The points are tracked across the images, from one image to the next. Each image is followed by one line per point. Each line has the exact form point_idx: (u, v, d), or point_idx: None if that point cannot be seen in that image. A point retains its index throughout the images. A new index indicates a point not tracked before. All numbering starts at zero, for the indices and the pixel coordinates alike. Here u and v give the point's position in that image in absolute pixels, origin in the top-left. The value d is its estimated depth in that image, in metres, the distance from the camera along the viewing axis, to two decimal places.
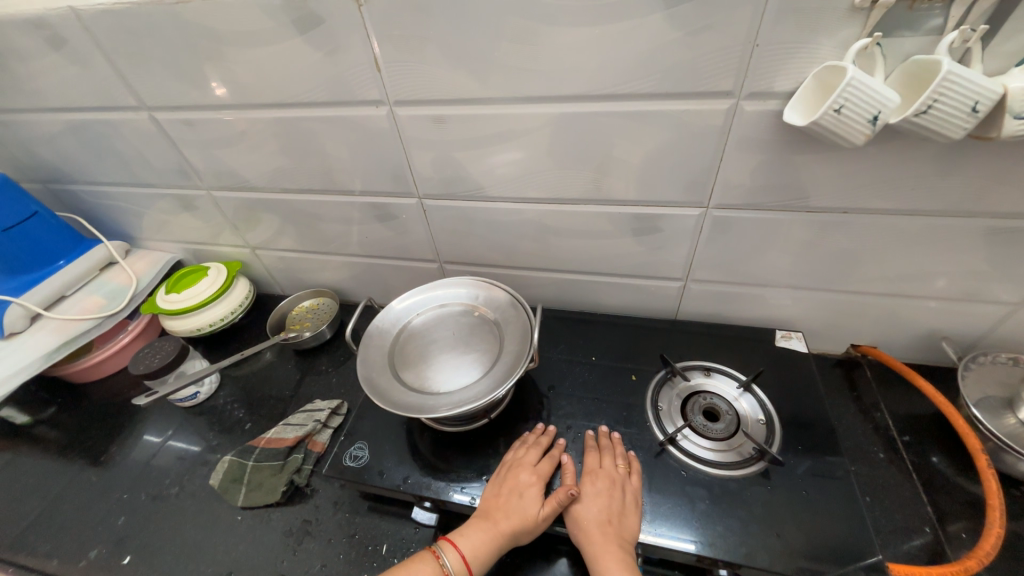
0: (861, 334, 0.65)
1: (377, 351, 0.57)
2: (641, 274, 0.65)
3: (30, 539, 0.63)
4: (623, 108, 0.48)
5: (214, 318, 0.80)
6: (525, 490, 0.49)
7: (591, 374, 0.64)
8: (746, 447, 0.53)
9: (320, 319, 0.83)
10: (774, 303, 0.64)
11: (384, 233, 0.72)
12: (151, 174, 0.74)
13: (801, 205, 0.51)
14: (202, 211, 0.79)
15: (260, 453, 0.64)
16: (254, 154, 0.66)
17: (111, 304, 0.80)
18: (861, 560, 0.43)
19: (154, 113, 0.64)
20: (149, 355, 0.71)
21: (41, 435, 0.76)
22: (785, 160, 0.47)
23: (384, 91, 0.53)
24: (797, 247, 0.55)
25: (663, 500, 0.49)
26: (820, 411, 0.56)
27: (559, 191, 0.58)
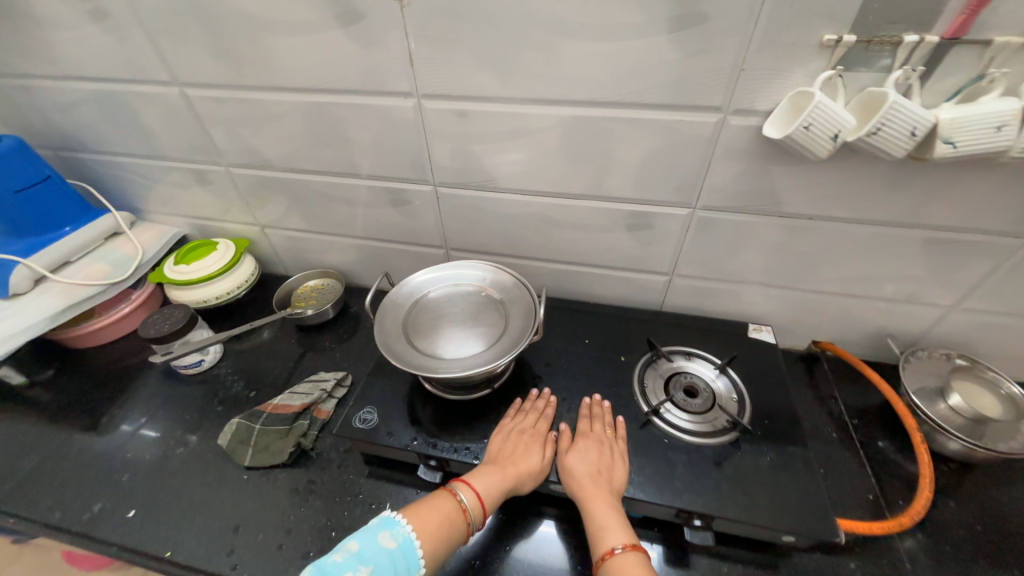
0: (821, 330, 0.73)
1: (391, 321, 0.61)
2: (632, 268, 0.72)
3: (30, 493, 0.64)
4: (628, 115, 0.54)
5: (219, 291, 0.82)
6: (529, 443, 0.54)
7: (583, 355, 0.70)
8: (720, 420, 0.59)
9: (324, 298, 0.87)
10: (747, 300, 0.72)
11: (395, 217, 0.77)
12: (171, 147, 0.77)
13: (775, 209, 0.59)
14: (215, 187, 0.82)
15: (268, 417, 0.67)
16: (278, 134, 0.70)
17: (117, 272, 0.81)
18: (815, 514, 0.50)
19: (184, 89, 0.67)
20: (159, 321, 0.73)
21: (38, 396, 0.76)
22: (762, 169, 0.55)
23: (414, 84, 0.58)
24: (770, 248, 0.63)
25: (648, 463, 0.55)
26: (783, 393, 0.64)
27: (564, 186, 0.64)
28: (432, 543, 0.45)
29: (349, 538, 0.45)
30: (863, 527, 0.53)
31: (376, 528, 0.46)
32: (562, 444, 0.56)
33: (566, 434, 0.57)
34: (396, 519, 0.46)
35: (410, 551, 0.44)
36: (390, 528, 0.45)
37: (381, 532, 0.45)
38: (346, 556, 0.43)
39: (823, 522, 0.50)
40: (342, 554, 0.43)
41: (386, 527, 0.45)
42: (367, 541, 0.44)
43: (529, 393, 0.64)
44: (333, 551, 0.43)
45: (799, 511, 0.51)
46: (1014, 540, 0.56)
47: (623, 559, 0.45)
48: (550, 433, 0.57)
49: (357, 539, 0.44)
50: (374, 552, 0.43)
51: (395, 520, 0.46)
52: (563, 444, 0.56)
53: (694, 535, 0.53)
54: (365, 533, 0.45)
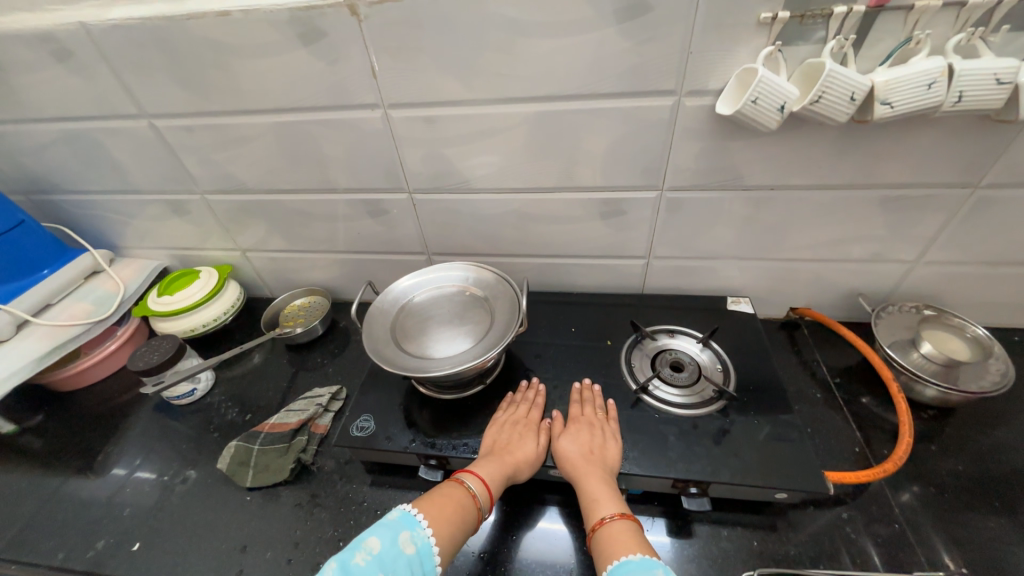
0: (797, 297, 0.76)
1: (379, 328, 0.62)
2: (610, 254, 0.74)
3: (30, 538, 0.63)
4: (589, 106, 0.57)
5: (208, 318, 0.83)
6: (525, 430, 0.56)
7: (571, 343, 0.71)
8: (707, 390, 0.61)
9: (312, 315, 0.87)
10: (724, 274, 0.74)
11: (374, 227, 0.78)
12: (145, 180, 0.77)
13: (738, 184, 0.61)
14: (193, 216, 0.83)
15: (266, 437, 0.67)
16: (252, 157, 0.71)
17: (100, 310, 0.81)
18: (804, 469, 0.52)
19: (153, 120, 0.68)
20: (148, 353, 0.72)
21: (30, 442, 0.76)
22: (721, 146, 0.58)
23: (380, 95, 0.60)
24: (738, 221, 0.66)
25: (641, 438, 0.56)
26: (765, 360, 0.66)
27: (536, 181, 0.66)
28: (448, 530, 0.46)
29: (369, 536, 0.44)
30: (854, 477, 0.54)
31: (396, 527, 0.45)
32: (555, 429, 0.57)
33: (559, 419, 0.59)
34: (416, 519, 0.46)
35: (428, 556, 0.44)
36: (411, 529, 0.45)
37: (402, 534, 0.44)
38: (368, 559, 0.42)
39: (812, 476, 0.52)
40: (363, 556, 0.42)
41: (407, 528, 0.45)
42: (388, 543, 0.43)
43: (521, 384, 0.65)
44: (354, 550, 0.43)
45: (789, 469, 0.53)
46: (995, 476, 0.59)
47: (612, 526, 0.46)
48: (543, 420, 0.59)
49: (379, 539, 0.44)
50: (395, 557, 0.43)
51: (416, 520, 0.45)
52: (557, 429, 0.57)
53: (692, 503, 0.55)
54: (386, 532, 0.44)
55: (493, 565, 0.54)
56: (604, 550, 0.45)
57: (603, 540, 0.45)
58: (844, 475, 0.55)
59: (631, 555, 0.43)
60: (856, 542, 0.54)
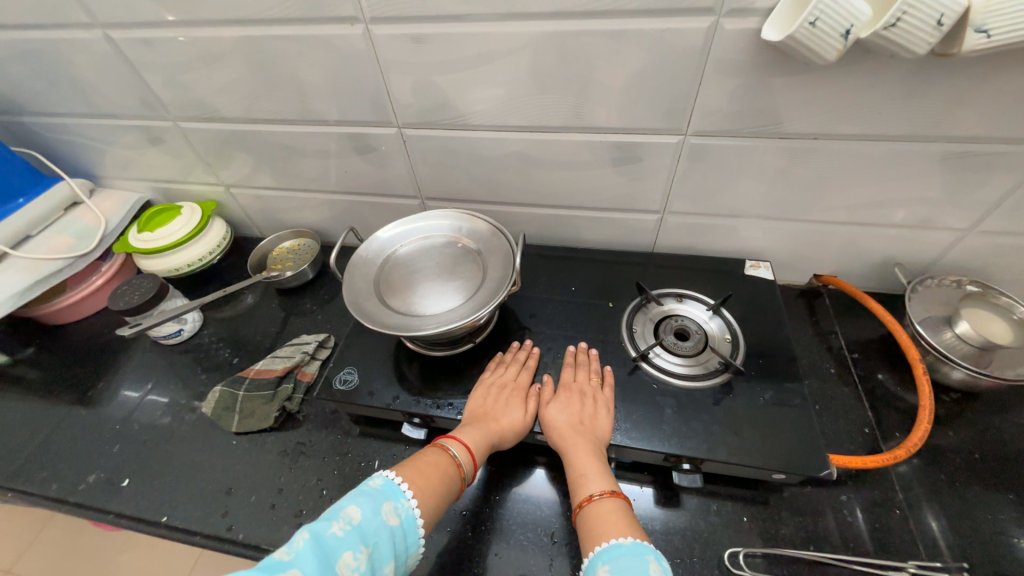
0: (823, 263, 0.69)
1: (362, 279, 0.58)
2: (620, 207, 0.67)
3: (27, 467, 0.64)
4: (606, 27, 0.47)
5: (192, 257, 0.79)
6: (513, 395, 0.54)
7: (570, 302, 0.66)
8: (712, 361, 0.57)
9: (301, 259, 0.83)
10: (746, 235, 0.67)
11: (362, 166, 0.71)
12: (112, 103, 0.70)
13: (774, 130, 0.52)
14: (168, 145, 0.76)
15: (251, 383, 0.65)
16: (223, 79, 0.62)
17: (81, 244, 0.77)
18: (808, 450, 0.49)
19: (109, 32, 0.60)
20: (128, 293, 0.69)
21: (24, 373, 0.76)
22: (761, 83, 0.48)
23: (359, 6, 0.50)
24: (769, 175, 0.58)
25: (635, 409, 0.53)
26: (780, 332, 0.60)
27: (541, 118, 0.57)
28: (434, 500, 0.44)
29: (347, 504, 0.40)
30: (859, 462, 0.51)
31: (378, 497, 0.42)
32: (543, 395, 0.54)
33: (547, 385, 0.55)
34: (401, 489, 0.43)
35: (411, 529, 0.41)
36: (395, 500, 0.42)
37: (386, 505, 0.41)
38: (347, 530, 0.38)
39: (815, 457, 0.48)
40: (342, 526, 0.38)
41: (391, 499, 0.42)
42: (370, 513, 0.40)
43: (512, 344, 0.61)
44: (331, 520, 0.38)
45: (791, 449, 0.49)
46: (1012, 465, 0.55)
47: (601, 505, 0.44)
48: (532, 385, 0.56)
49: (360, 509, 0.40)
50: (376, 529, 0.40)
51: (400, 490, 0.43)
52: (545, 396, 0.54)
53: (682, 478, 0.53)
54: (367, 501, 0.41)
55: (476, 523, 0.53)
56: (590, 528, 0.43)
57: (590, 517, 0.43)
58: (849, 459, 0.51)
59: (621, 538, 0.40)
60: (851, 524, 0.52)
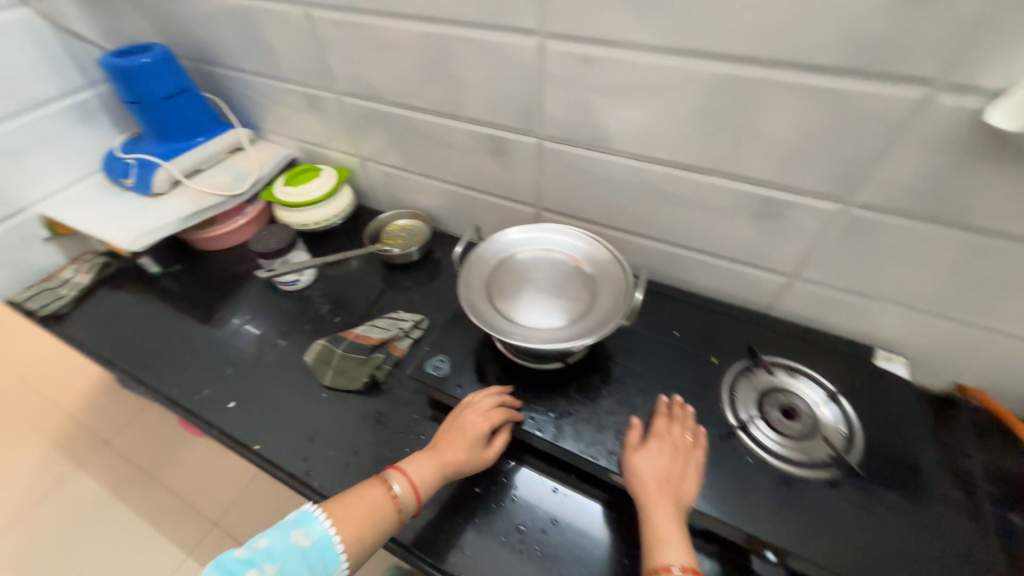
0: (971, 373, 0.60)
1: (476, 276, 0.60)
2: (744, 260, 0.63)
3: (158, 368, 0.74)
4: (793, 78, 0.45)
5: (319, 217, 0.86)
6: (471, 432, 0.54)
7: (668, 346, 0.64)
8: (820, 452, 0.51)
9: (410, 240, 0.87)
10: (884, 322, 0.60)
11: (491, 166, 0.73)
12: (291, 69, 0.79)
13: (959, 219, 0.47)
14: (324, 113, 0.84)
15: (349, 344, 0.71)
16: (392, 66, 0.68)
17: (235, 185, 0.88)
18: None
19: (310, 10, 0.67)
20: (267, 239, 0.79)
21: (167, 286, 0.87)
22: (960, 165, 0.43)
23: (540, 21, 0.52)
24: (935, 265, 0.51)
25: (723, 478, 0.50)
26: (908, 439, 0.53)
27: (688, 156, 0.56)
28: (360, 537, 0.47)
29: (269, 530, 0.47)
30: None
31: (291, 524, 0.47)
32: (631, 440, 0.52)
33: (634, 428, 0.53)
34: (312, 515, 0.47)
35: (326, 551, 0.46)
36: (303, 526, 0.47)
37: (293, 530, 0.46)
38: (254, 553, 0.45)
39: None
40: (250, 549, 0.45)
41: (301, 525, 0.47)
42: (274, 539, 0.46)
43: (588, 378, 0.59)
44: (252, 544, 0.46)
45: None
46: None
47: None
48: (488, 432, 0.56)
49: (269, 536, 0.46)
50: (280, 550, 0.45)
51: (310, 516, 0.47)
52: (632, 441, 0.52)
53: (761, 565, 0.50)
54: (279, 527, 0.47)
55: (530, 541, 0.54)
56: None
57: None
58: None
59: None
60: None
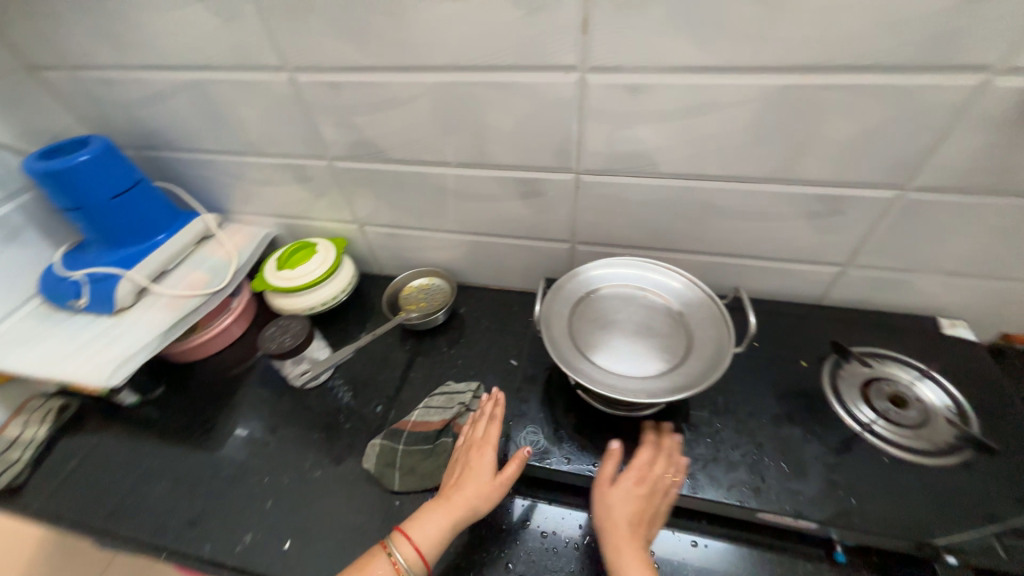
0: (1015, 323, 0.64)
1: (558, 332, 0.55)
2: (798, 258, 0.64)
3: (174, 522, 0.60)
4: (856, 81, 0.45)
5: (327, 296, 0.76)
6: (479, 460, 0.54)
7: (748, 360, 0.63)
8: (944, 435, 0.53)
9: (435, 301, 0.80)
10: (933, 292, 0.63)
11: (521, 210, 0.69)
12: (271, 142, 0.70)
13: (1012, 188, 0.50)
14: (313, 183, 0.75)
15: (410, 437, 0.63)
16: (400, 123, 0.62)
17: (216, 279, 0.76)
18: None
19: (295, 74, 0.59)
20: (278, 335, 0.67)
21: (153, 416, 0.72)
22: (1017, 140, 0.46)
23: (582, 56, 0.49)
24: (988, 233, 0.54)
25: (861, 481, 0.51)
26: (993, 402, 0.57)
27: (742, 168, 0.55)
28: None
29: None
30: None
31: None
32: (607, 468, 0.52)
33: (646, 449, 0.53)
34: None
35: None
36: None
37: None
38: None
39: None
40: None
41: None
42: None
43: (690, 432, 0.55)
44: None
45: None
46: None
47: None
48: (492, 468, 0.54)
49: None
50: None
51: None
52: (642, 462, 0.52)
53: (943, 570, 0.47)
54: None
55: None
56: None
57: None
58: None
59: None
60: None
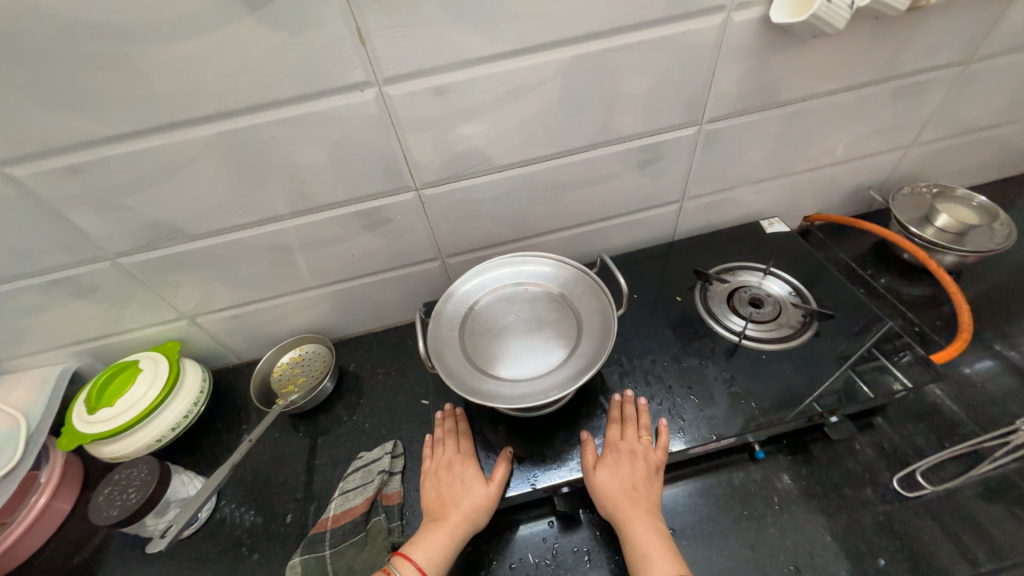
0: (810, 206, 0.78)
1: (454, 359, 0.52)
2: (644, 207, 0.68)
3: None
4: (632, 38, 0.48)
5: (176, 417, 0.62)
6: (469, 470, 0.52)
7: (636, 312, 0.67)
8: (795, 318, 0.63)
9: (314, 371, 0.70)
10: (750, 200, 0.73)
11: (374, 243, 0.62)
12: (12, 261, 0.53)
13: (774, 102, 0.58)
14: (101, 291, 0.59)
15: (335, 535, 0.54)
16: (187, 191, 0.51)
17: (3, 458, 0.56)
18: (889, 365, 0.57)
19: (7, 170, 0.45)
20: (118, 493, 0.52)
21: None
22: (764, 62, 0.53)
23: (372, 69, 0.45)
24: (770, 142, 0.64)
25: (755, 382, 0.57)
26: (817, 275, 0.68)
27: (568, 141, 0.57)
28: None
29: None
30: (949, 352, 0.59)
31: None
32: (587, 459, 0.51)
33: (612, 426, 0.54)
34: None
35: None
36: None
37: None
38: None
39: (907, 375, 0.56)
40: None
41: None
42: None
43: (610, 399, 0.57)
44: None
45: (883, 369, 0.56)
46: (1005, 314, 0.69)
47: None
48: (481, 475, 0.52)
49: None
50: None
51: None
52: (613, 438, 0.52)
53: (835, 431, 0.57)
54: None
55: None
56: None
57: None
58: (944, 354, 0.59)
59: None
60: (944, 408, 0.60)
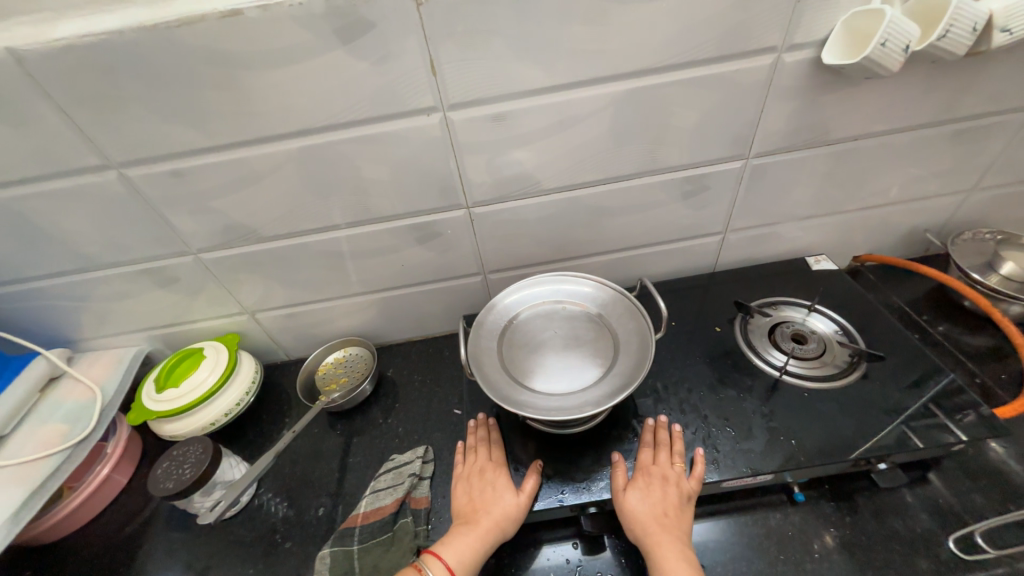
0: (861, 245, 0.76)
1: (491, 369, 0.54)
2: (686, 236, 0.69)
3: None
4: (682, 75, 0.51)
5: (229, 404, 0.67)
6: (500, 478, 0.52)
7: (672, 340, 0.67)
8: (841, 358, 0.61)
9: (355, 372, 0.74)
10: (796, 236, 0.72)
11: (423, 255, 0.66)
12: (113, 250, 0.60)
13: (823, 140, 0.59)
14: (181, 283, 0.66)
15: (364, 532, 0.55)
16: (266, 197, 0.57)
17: (78, 426, 0.62)
18: (947, 415, 0.53)
19: (124, 171, 0.52)
20: (173, 468, 0.56)
21: None
22: (814, 101, 0.54)
23: (439, 96, 0.50)
24: (818, 180, 0.64)
25: (796, 420, 0.55)
26: (866, 316, 0.66)
27: (615, 169, 0.59)
28: None
29: None
30: (1015, 408, 0.55)
31: None
32: (618, 480, 0.51)
33: (645, 450, 0.54)
34: None
35: None
36: None
37: None
38: None
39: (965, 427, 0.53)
40: None
41: None
42: None
43: (643, 423, 0.57)
44: None
45: (939, 419, 0.53)
46: None
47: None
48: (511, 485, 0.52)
49: None
50: None
51: None
52: (645, 462, 0.52)
53: (885, 479, 0.54)
54: None
55: None
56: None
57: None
58: (1008, 408, 0.55)
59: None
60: (1009, 469, 0.56)
